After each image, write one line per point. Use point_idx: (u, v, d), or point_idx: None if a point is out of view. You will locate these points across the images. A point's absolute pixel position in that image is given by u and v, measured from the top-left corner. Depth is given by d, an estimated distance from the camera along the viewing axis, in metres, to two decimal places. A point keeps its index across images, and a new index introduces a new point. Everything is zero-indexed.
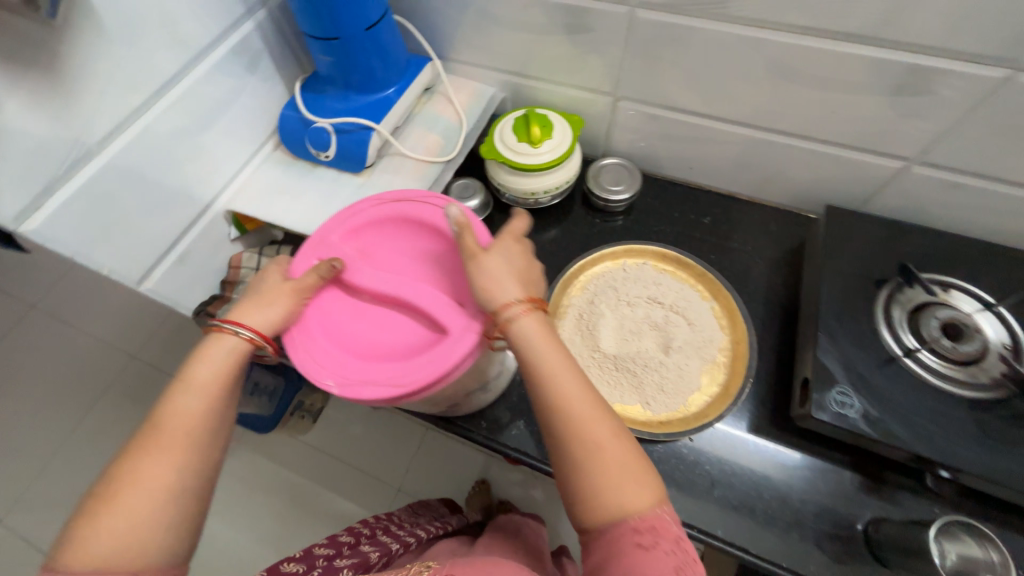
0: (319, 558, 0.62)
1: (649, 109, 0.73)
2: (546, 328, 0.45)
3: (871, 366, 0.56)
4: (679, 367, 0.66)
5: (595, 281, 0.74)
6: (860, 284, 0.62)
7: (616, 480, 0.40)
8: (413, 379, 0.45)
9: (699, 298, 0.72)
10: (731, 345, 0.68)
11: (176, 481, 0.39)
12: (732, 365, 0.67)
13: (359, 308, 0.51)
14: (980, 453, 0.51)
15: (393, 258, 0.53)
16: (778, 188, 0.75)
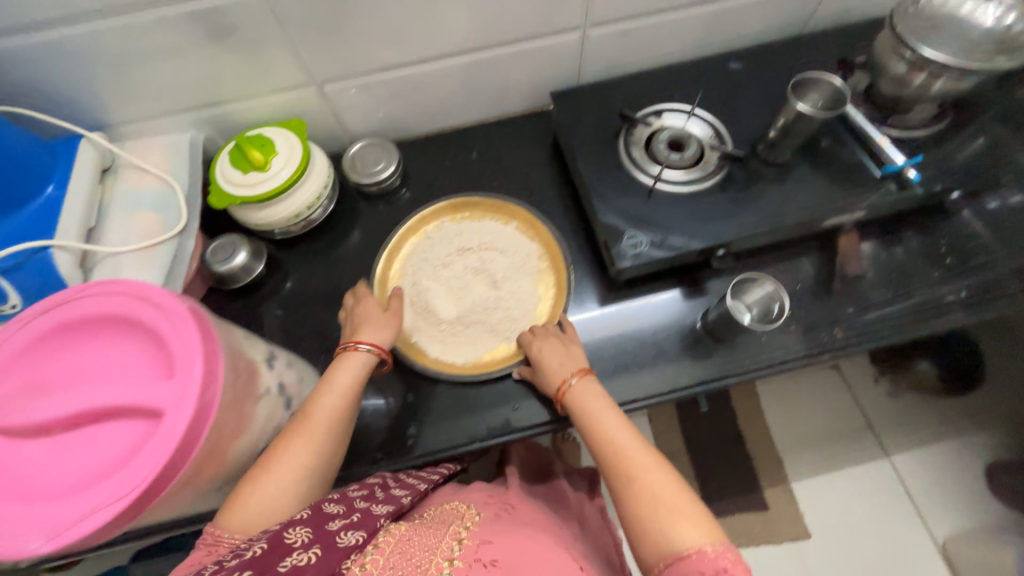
0: (357, 500, 0.50)
1: (357, 82, 0.70)
2: (596, 394, 0.57)
3: (639, 203, 0.65)
4: (511, 298, 0.69)
5: (408, 263, 0.73)
6: (603, 144, 0.70)
7: (665, 515, 0.47)
8: (138, 487, 0.35)
9: (500, 223, 0.75)
10: (546, 248, 0.73)
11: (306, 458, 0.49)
12: (552, 262, 0.72)
13: (43, 450, 0.37)
14: (720, 222, 0.64)
15: (67, 372, 0.39)
16: (514, 96, 0.80)
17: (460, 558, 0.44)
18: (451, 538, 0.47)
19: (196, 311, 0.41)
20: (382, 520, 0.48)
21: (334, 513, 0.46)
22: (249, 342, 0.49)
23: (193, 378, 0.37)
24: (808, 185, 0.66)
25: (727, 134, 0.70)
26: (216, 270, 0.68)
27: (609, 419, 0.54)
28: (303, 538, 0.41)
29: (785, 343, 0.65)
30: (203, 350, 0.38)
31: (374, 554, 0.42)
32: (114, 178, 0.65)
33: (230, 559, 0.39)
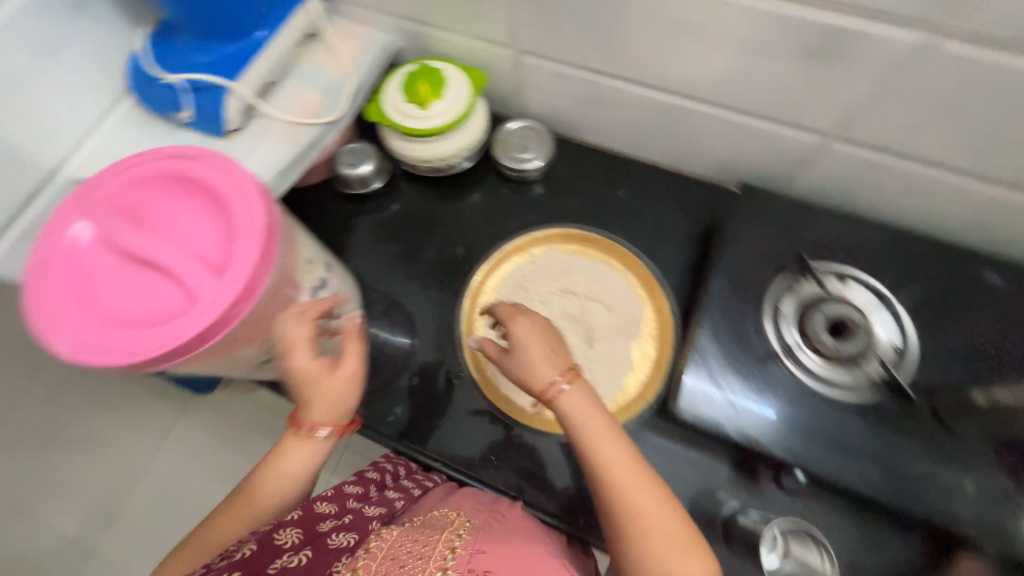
0: (350, 500, 0.57)
1: (555, 66, 0.64)
2: (591, 403, 0.47)
3: (751, 365, 0.54)
4: (591, 359, 0.61)
5: (507, 281, 0.67)
6: (755, 272, 0.58)
7: (669, 557, 0.42)
8: (144, 353, 0.39)
9: (616, 270, 0.67)
10: (658, 328, 0.63)
11: (276, 490, 0.51)
12: (659, 342, 0.63)
13: (117, 270, 0.43)
14: (824, 444, 0.51)
15: (165, 218, 0.44)
16: (700, 159, 0.68)
17: (453, 568, 0.46)
18: (445, 546, 0.48)
19: (268, 230, 0.42)
20: (372, 523, 0.55)
21: (326, 513, 0.53)
22: (306, 267, 0.52)
23: (230, 291, 0.40)
24: (976, 478, 0.48)
25: (913, 352, 0.53)
26: (340, 171, 0.72)
27: (600, 430, 0.46)
28: (292, 540, 0.48)
29: None
30: (249, 273, 0.41)
31: (366, 559, 0.47)
32: (312, 46, 0.69)
33: (221, 560, 0.46)
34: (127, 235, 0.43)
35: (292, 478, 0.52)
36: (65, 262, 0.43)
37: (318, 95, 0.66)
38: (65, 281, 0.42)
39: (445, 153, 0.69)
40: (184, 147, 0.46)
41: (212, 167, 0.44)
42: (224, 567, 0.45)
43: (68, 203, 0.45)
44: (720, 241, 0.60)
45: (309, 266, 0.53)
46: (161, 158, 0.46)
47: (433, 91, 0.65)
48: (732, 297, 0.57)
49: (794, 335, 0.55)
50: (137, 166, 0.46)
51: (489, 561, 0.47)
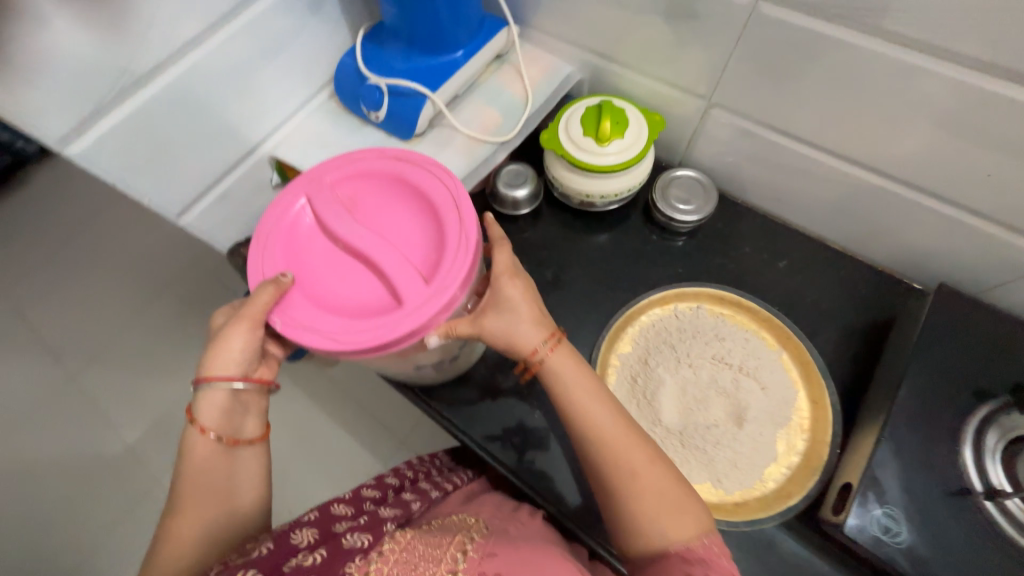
0: (364, 505, 0.62)
1: (745, 124, 0.62)
2: (575, 365, 0.50)
3: (937, 495, 0.47)
4: (734, 438, 0.57)
5: (649, 332, 0.64)
6: (952, 388, 0.51)
7: (659, 512, 0.45)
8: (352, 342, 0.43)
9: (770, 347, 0.62)
10: (814, 421, 0.58)
11: (205, 523, 0.45)
12: (810, 436, 0.57)
13: (330, 256, 0.47)
14: None
15: (379, 215, 0.48)
16: (883, 245, 0.62)
17: (465, 571, 0.42)
18: (455, 549, 0.45)
19: (474, 252, 0.45)
20: (387, 527, 0.54)
21: (340, 518, 0.57)
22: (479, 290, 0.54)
23: (440, 300, 0.43)
24: None
25: None
26: (496, 185, 0.73)
27: (587, 402, 0.48)
28: (306, 542, 0.50)
29: None
30: (456, 288, 0.43)
31: (378, 560, 0.42)
32: (499, 66, 0.71)
33: (234, 559, 0.43)
34: (345, 225, 0.46)
35: (239, 490, 0.48)
36: (287, 237, 0.47)
37: (498, 115, 0.68)
38: (284, 255, 0.46)
39: (608, 190, 0.68)
40: (407, 153, 0.49)
41: (433, 177, 0.47)
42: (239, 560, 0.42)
43: (297, 184, 0.49)
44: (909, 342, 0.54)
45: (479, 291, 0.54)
46: (384, 159, 0.49)
47: (613, 128, 0.64)
48: (921, 410, 0.50)
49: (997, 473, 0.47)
50: (360, 162, 0.49)
51: (500, 565, 0.44)
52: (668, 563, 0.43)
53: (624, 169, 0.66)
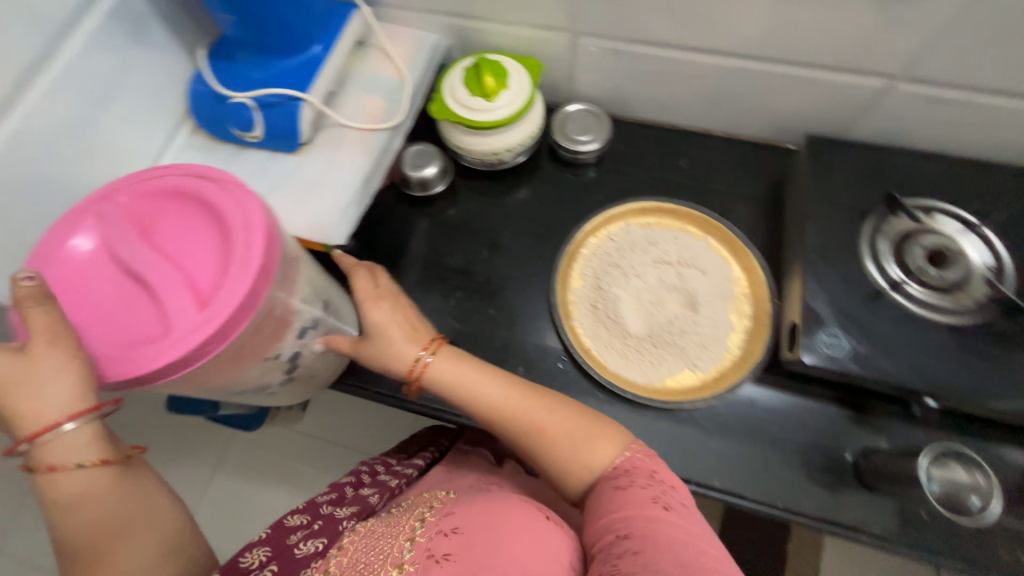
0: (321, 509, 0.54)
1: (611, 45, 0.65)
2: (455, 363, 0.50)
3: (859, 305, 0.55)
4: (697, 324, 0.62)
5: (592, 262, 0.67)
6: (843, 217, 0.59)
7: (567, 444, 0.47)
8: (112, 373, 0.39)
9: (700, 237, 0.68)
10: (752, 286, 0.64)
11: (139, 561, 0.38)
12: (755, 300, 0.64)
13: (113, 277, 0.43)
14: (945, 369, 0.52)
15: (177, 236, 0.43)
16: (757, 119, 0.70)
17: (420, 536, 0.45)
18: (413, 520, 0.48)
19: (262, 271, 0.41)
20: (344, 522, 0.52)
21: (295, 526, 0.51)
22: (301, 307, 0.50)
23: (206, 330, 0.38)
24: None
25: (1011, 270, 0.55)
26: (405, 172, 0.71)
27: (481, 379, 0.50)
28: (258, 560, 0.45)
29: (945, 534, 0.54)
30: (228, 318, 0.39)
31: (338, 556, 0.45)
32: (364, 54, 0.69)
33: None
34: (132, 246, 0.42)
35: (153, 519, 0.40)
36: (65, 260, 0.42)
37: (381, 100, 0.66)
38: (60, 282, 0.42)
39: (512, 145, 0.70)
40: (212, 170, 0.45)
41: (226, 195, 0.43)
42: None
43: (83, 204, 0.44)
44: (802, 191, 0.62)
45: (304, 307, 0.50)
46: (185, 174, 0.45)
47: (498, 79, 0.65)
48: (826, 241, 0.58)
49: (893, 270, 0.56)
50: (156, 176, 0.45)
51: (457, 519, 0.46)
52: (605, 484, 0.45)
53: (519, 117, 0.67)
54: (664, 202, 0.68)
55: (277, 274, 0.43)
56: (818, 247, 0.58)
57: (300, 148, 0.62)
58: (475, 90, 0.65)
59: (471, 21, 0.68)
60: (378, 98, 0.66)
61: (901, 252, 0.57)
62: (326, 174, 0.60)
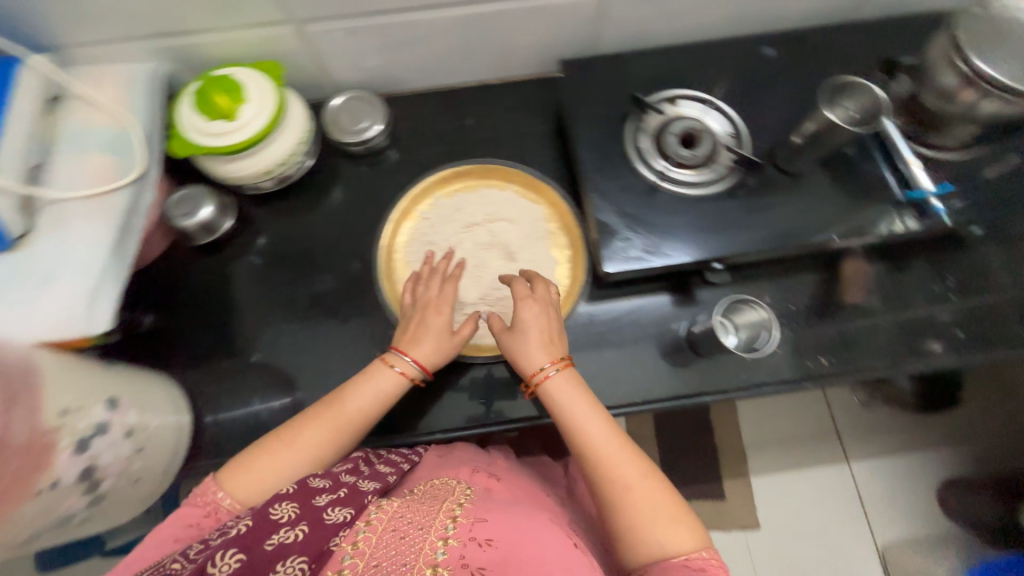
0: (343, 475, 0.52)
1: (340, 25, 0.62)
2: (575, 388, 0.54)
3: (641, 203, 0.60)
4: (520, 270, 0.65)
5: (410, 248, 0.67)
6: (607, 128, 0.63)
7: (649, 522, 0.48)
8: None
9: (502, 187, 0.70)
10: (560, 217, 0.68)
11: (247, 494, 0.51)
12: (566, 229, 0.68)
13: None
14: (718, 232, 0.59)
15: None
16: (518, 58, 0.72)
17: (454, 536, 0.46)
18: (445, 516, 0.47)
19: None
20: (368, 495, 0.50)
21: (320, 488, 0.49)
22: (63, 420, 0.44)
23: None
24: (814, 203, 0.61)
25: (745, 131, 0.63)
26: (179, 225, 0.63)
27: (587, 413, 0.53)
28: (289, 515, 0.45)
29: (767, 366, 0.63)
30: None
31: (366, 532, 0.45)
32: (66, 108, 0.59)
33: (218, 538, 0.44)
34: None
35: (279, 459, 0.53)
36: None
37: (103, 156, 0.57)
38: None
39: (281, 158, 0.65)
40: None
41: None
42: (218, 546, 0.42)
43: None
44: (569, 114, 0.65)
45: (65, 418, 0.44)
46: None
47: (231, 94, 0.59)
48: (599, 154, 0.62)
49: (658, 161, 0.61)
50: None
51: (490, 528, 0.47)
52: (658, 565, 0.47)
53: (276, 125, 0.62)
54: (458, 165, 0.69)
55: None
56: (593, 162, 0.62)
57: (19, 241, 0.52)
58: (211, 112, 0.59)
59: (180, 38, 0.61)
60: (99, 155, 0.57)
61: (660, 144, 0.62)
62: (59, 260, 0.51)
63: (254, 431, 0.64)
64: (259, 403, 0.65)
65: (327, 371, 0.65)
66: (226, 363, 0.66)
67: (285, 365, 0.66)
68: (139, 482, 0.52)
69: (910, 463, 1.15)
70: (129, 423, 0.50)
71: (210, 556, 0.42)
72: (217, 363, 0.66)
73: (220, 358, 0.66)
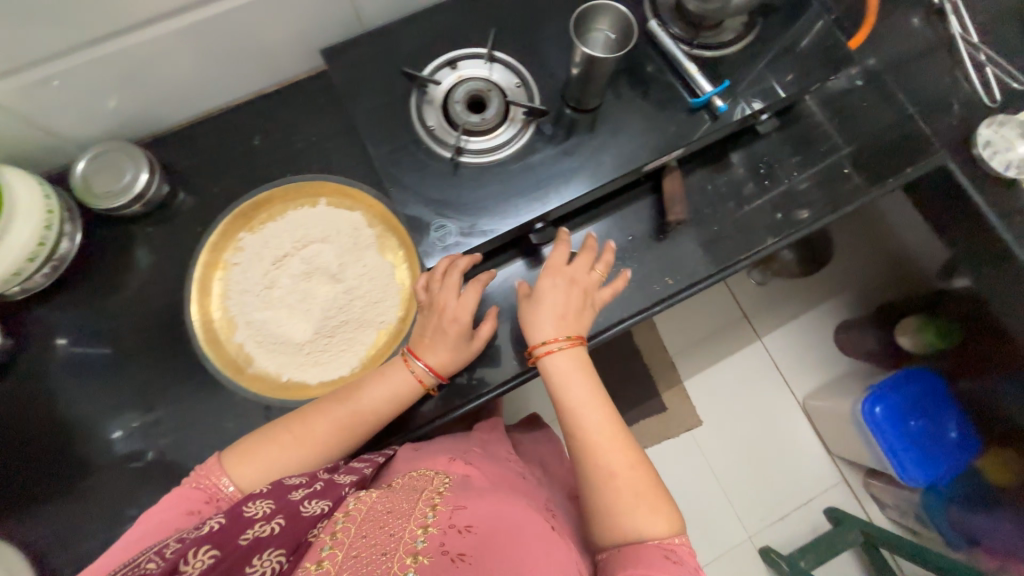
0: (320, 472, 0.49)
1: (30, 77, 0.51)
2: (572, 367, 0.54)
3: (446, 184, 0.57)
4: (352, 288, 0.60)
5: (229, 300, 0.60)
6: (391, 113, 0.58)
7: (630, 508, 0.48)
8: None
9: (312, 205, 0.63)
10: (381, 218, 0.63)
11: (255, 477, 0.49)
12: (391, 228, 0.63)
13: None
14: (533, 192, 0.58)
15: None
16: (283, 58, 0.64)
17: (434, 525, 0.42)
18: (425, 505, 0.45)
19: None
20: (346, 487, 0.48)
21: (296, 485, 0.46)
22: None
23: None
24: (617, 133, 0.60)
25: (531, 79, 0.60)
26: None
27: (586, 395, 0.52)
28: (264, 510, 0.42)
29: (620, 302, 0.65)
30: None
31: (345, 522, 0.43)
32: None
33: (190, 535, 0.40)
34: None
35: (291, 438, 0.51)
36: None
37: None
38: None
39: (25, 250, 0.55)
40: None
41: None
42: (188, 544, 0.38)
43: None
44: (348, 103, 0.59)
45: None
46: None
47: None
48: (390, 143, 0.58)
49: (452, 134, 0.58)
50: None
51: (471, 514, 0.44)
52: (629, 550, 0.47)
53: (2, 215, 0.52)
54: (252, 198, 0.62)
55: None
56: (387, 154, 0.57)
57: None
58: None
59: None
60: None
61: (449, 116, 0.58)
62: None
63: None
64: (116, 518, 0.58)
65: (183, 459, 0.59)
66: (61, 491, 0.58)
67: (137, 464, 0.59)
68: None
69: (822, 316, 1.18)
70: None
71: (181, 554, 0.38)
72: (46, 496, 0.57)
73: (48, 488, 0.57)
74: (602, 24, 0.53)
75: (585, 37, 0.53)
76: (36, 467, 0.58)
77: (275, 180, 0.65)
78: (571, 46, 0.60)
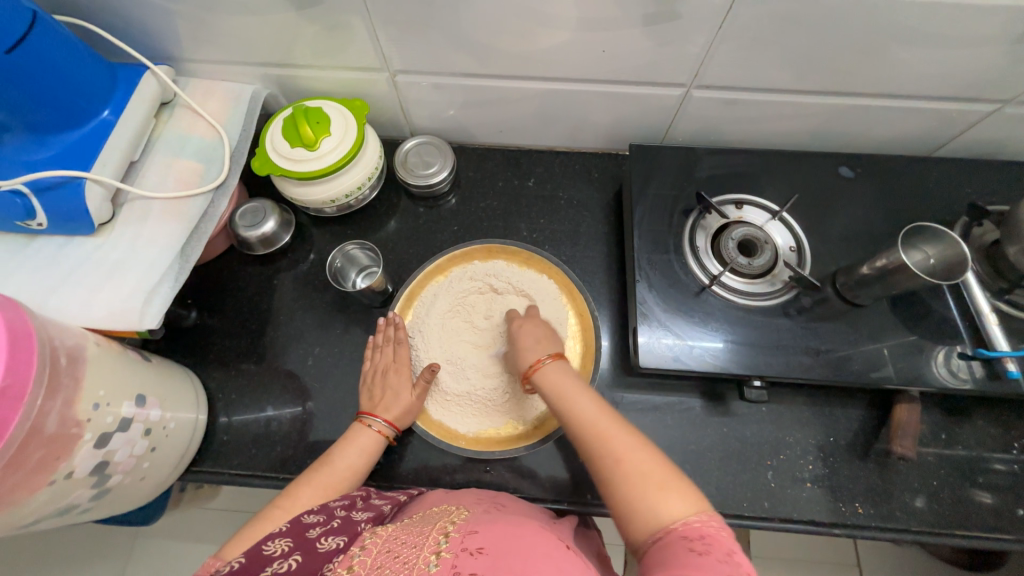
0: (336, 509, 0.48)
1: (433, 81, 0.66)
2: (574, 377, 0.54)
3: (686, 302, 0.61)
4: None
5: (428, 302, 0.68)
6: (666, 220, 0.65)
7: (646, 487, 0.42)
8: None
9: (537, 276, 0.69)
10: (582, 321, 0.67)
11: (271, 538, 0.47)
12: (583, 337, 0.66)
13: None
14: (761, 350, 0.58)
15: None
16: (589, 134, 0.74)
17: (447, 550, 0.38)
18: (437, 532, 0.41)
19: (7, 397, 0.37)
20: (362, 525, 0.46)
21: (314, 522, 0.45)
22: (93, 414, 0.45)
23: None
24: (871, 335, 0.59)
25: (807, 249, 0.63)
26: (243, 235, 0.67)
27: (587, 401, 0.51)
28: (283, 548, 0.41)
29: (788, 498, 0.59)
30: None
31: (362, 555, 0.39)
32: (172, 115, 0.64)
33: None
34: None
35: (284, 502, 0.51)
36: None
37: (191, 164, 0.62)
38: None
39: (343, 189, 0.67)
40: None
41: None
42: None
43: None
44: (637, 192, 0.66)
45: (95, 412, 0.45)
46: None
47: (315, 125, 0.62)
48: (652, 248, 0.63)
49: (713, 265, 0.62)
50: None
51: (483, 537, 0.40)
52: (662, 545, 0.39)
53: (349, 163, 0.65)
54: (503, 244, 0.70)
55: (39, 386, 0.39)
56: (650, 253, 0.63)
57: (99, 229, 0.57)
58: (296, 141, 0.63)
59: (293, 74, 0.67)
60: (179, 161, 0.62)
61: (718, 248, 0.62)
62: (130, 253, 0.56)
63: (255, 444, 0.64)
64: (266, 415, 0.65)
65: (339, 399, 0.66)
66: (252, 368, 0.68)
67: (306, 382, 0.67)
68: (145, 479, 0.53)
69: None
70: (149, 421, 0.51)
71: None
72: (245, 367, 0.68)
73: (249, 362, 0.68)
74: (930, 248, 0.55)
75: (907, 249, 0.55)
76: (253, 340, 0.69)
77: (515, 237, 0.74)
78: (846, 246, 0.63)
